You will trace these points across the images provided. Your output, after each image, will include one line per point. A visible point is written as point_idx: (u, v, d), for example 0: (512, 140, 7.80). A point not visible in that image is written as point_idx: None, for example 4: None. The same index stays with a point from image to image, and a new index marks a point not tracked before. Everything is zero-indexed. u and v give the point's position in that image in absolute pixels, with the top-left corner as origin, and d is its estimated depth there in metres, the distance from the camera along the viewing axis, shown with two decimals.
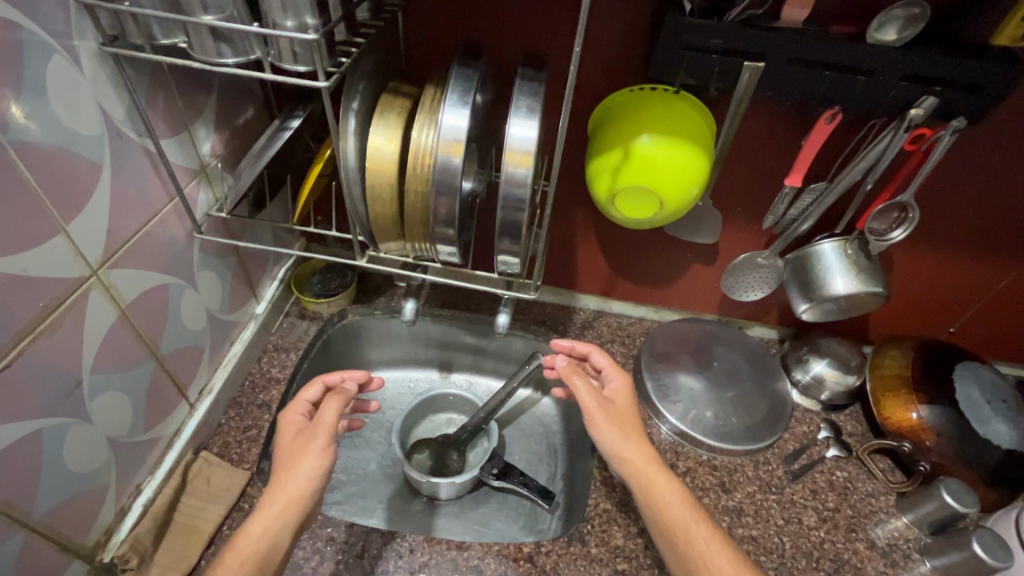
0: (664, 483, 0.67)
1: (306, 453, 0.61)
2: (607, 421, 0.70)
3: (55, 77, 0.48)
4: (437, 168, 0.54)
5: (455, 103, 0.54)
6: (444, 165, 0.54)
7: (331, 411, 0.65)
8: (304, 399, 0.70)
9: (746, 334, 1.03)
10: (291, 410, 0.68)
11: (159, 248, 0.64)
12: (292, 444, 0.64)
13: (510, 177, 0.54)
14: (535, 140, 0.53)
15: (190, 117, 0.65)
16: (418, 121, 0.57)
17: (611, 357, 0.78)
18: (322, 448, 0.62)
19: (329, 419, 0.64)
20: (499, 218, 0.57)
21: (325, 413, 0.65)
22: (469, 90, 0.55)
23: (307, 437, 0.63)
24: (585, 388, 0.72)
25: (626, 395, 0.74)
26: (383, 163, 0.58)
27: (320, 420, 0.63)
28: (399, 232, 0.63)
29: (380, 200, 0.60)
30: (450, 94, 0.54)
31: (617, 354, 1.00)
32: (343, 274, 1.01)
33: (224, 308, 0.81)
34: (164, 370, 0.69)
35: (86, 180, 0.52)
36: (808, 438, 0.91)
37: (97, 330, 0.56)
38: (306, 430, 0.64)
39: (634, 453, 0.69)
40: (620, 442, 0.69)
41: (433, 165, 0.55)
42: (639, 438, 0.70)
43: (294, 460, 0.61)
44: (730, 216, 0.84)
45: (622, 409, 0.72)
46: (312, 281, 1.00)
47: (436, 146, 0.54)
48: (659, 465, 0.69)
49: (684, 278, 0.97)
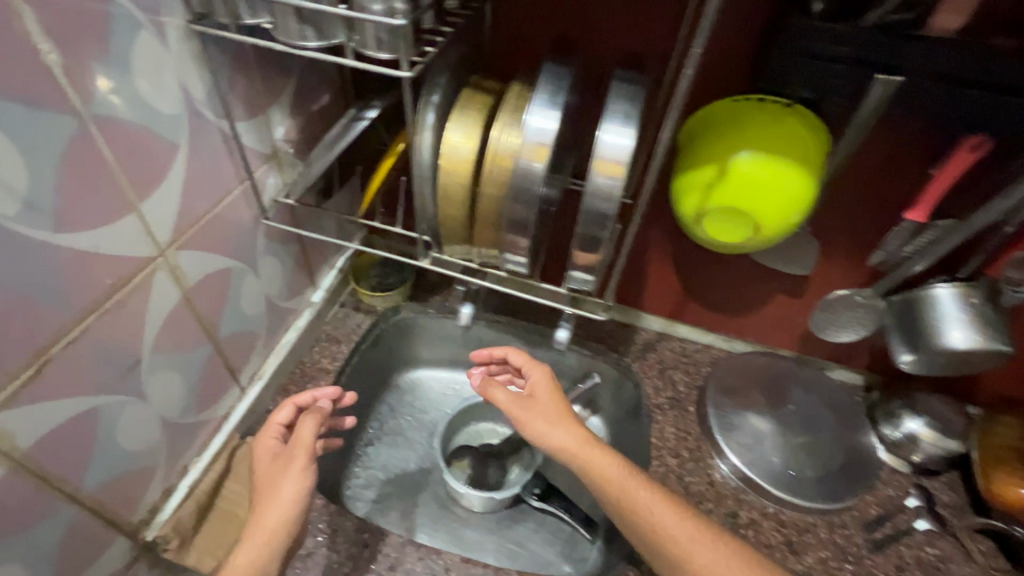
0: (602, 457, 0.65)
1: (286, 476, 0.62)
2: (532, 416, 0.69)
3: (141, 52, 0.47)
4: (518, 173, 0.50)
5: (543, 102, 0.49)
6: (529, 171, 0.50)
7: (306, 428, 0.65)
8: (276, 423, 0.69)
9: (828, 377, 0.92)
10: (267, 435, 0.68)
11: (226, 232, 0.63)
12: (273, 474, 0.64)
13: (597, 189, 0.49)
14: (629, 150, 0.47)
15: (267, 102, 0.64)
16: (499, 121, 0.52)
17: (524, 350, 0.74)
18: (297, 471, 0.62)
19: (302, 437, 0.64)
20: (579, 233, 0.52)
21: (301, 431, 0.65)
22: (562, 87, 0.50)
23: (286, 460, 0.63)
24: (501, 391, 0.71)
25: (546, 385, 0.72)
26: (458, 162, 0.54)
27: (295, 441, 0.64)
28: (467, 235, 0.60)
29: (452, 201, 0.56)
30: (538, 93, 0.49)
31: (680, 383, 0.93)
32: (399, 269, 1.00)
33: (283, 295, 0.81)
34: (219, 353, 0.69)
35: (161, 159, 0.51)
36: (893, 503, 0.80)
37: (159, 310, 0.56)
38: (283, 453, 0.65)
39: (565, 439, 0.66)
40: (549, 431, 0.67)
41: (514, 168, 0.51)
42: (565, 419, 0.68)
43: (269, 501, 0.61)
44: (831, 246, 0.74)
45: (544, 401, 0.70)
46: (369, 273, 0.99)
47: (519, 149, 0.50)
48: (593, 440, 0.66)
49: (763, 308, 0.88)
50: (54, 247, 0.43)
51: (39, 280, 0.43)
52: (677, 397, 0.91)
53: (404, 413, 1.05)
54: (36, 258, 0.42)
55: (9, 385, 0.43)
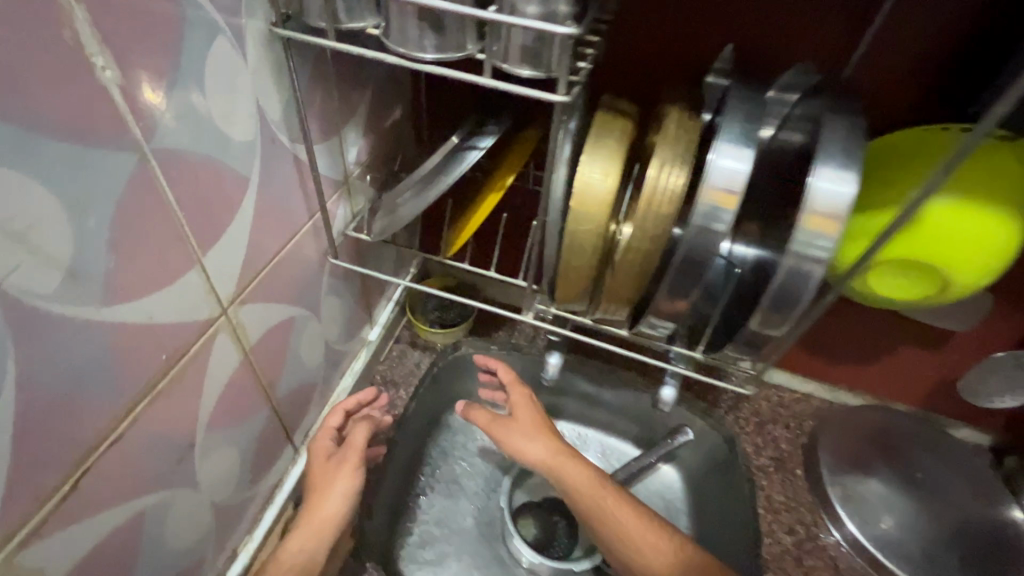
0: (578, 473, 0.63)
1: (340, 478, 0.58)
2: (511, 435, 0.66)
3: (216, 64, 0.36)
4: (692, 229, 0.38)
5: (733, 138, 0.37)
6: (709, 228, 0.38)
7: (360, 434, 0.61)
8: (329, 428, 0.63)
9: (952, 438, 0.81)
10: (319, 438, 0.62)
11: (293, 275, 0.53)
12: (321, 474, 0.59)
13: (799, 250, 0.38)
14: (851, 201, 0.36)
15: (342, 119, 0.54)
16: (658, 156, 0.41)
17: (509, 368, 0.71)
18: (350, 472, 0.58)
19: (356, 442, 0.60)
20: (761, 304, 0.41)
21: (355, 437, 0.60)
22: (759, 116, 0.38)
23: (335, 462, 0.59)
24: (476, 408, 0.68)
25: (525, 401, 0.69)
26: (595, 203, 0.44)
27: (348, 443, 0.60)
28: (589, 290, 0.49)
29: (582, 251, 0.45)
30: (727, 124, 0.37)
31: (782, 441, 0.81)
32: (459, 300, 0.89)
33: (342, 337, 0.70)
34: (276, 415, 0.58)
35: (230, 198, 0.41)
36: None
37: (217, 380, 0.45)
38: (337, 456, 0.60)
39: (544, 455, 0.64)
40: (528, 449, 0.65)
41: (687, 221, 0.38)
42: (541, 434, 0.66)
43: (321, 496, 0.57)
44: (999, 299, 0.63)
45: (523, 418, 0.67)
46: (426, 302, 0.88)
47: (698, 192, 0.38)
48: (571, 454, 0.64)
49: (888, 360, 0.77)
50: (99, 325, 0.33)
51: (83, 370, 0.32)
52: (780, 457, 0.80)
53: (456, 458, 0.94)
54: (77, 342, 0.32)
55: (41, 509, 0.32)
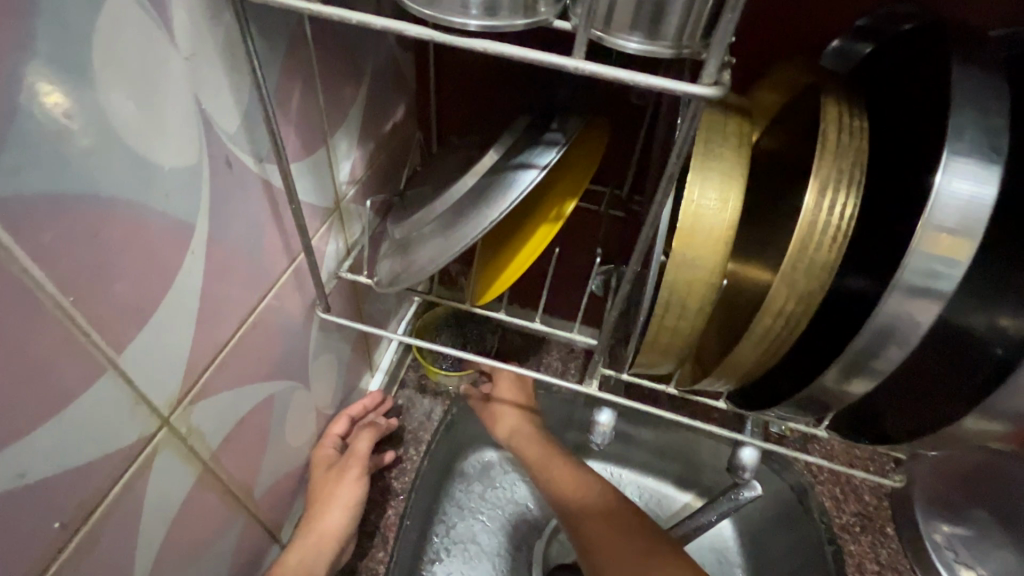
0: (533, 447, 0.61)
1: (340, 492, 0.50)
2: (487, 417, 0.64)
3: (114, 47, 0.22)
4: (899, 295, 0.24)
5: (973, 151, 0.24)
6: (926, 290, 0.24)
7: (364, 441, 0.54)
8: (332, 434, 0.54)
9: None
10: (320, 444, 0.53)
11: (270, 343, 0.38)
12: (321, 487, 0.51)
13: None
14: None
15: (330, 125, 0.39)
16: (817, 175, 0.27)
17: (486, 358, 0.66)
18: (354, 484, 0.51)
19: (361, 451, 0.53)
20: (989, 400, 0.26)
21: (360, 445, 0.53)
22: (997, 110, 0.24)
23: (337, 471, 0.52)
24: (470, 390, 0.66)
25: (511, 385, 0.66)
26: (708, 243, 0.30)
27: (352, 452, 0.52)
28: (683, 357, 0.36)
29: (684, 311, 0.32)
30: (958, 126, 0.24)
31: (867, 494, 0.68)
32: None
33: (337, 396, 0.56)
34: (255, 521, 0.44)
35: (161, 257, 0.26)
36: None
37: (160, 517, 0.31)
38: (338, 466, 0.52)
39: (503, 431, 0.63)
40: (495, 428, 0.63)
41: (891, 283, 0.24)
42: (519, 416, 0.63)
43: (323, 507, 0.50)
44: None
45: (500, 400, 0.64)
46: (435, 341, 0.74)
47: (919, 233, 0.24)
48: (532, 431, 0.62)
49: None
50: None
51: None
52: (866, 513, 0.67)
53: (477, 516, 0.69)
54: None
55: None
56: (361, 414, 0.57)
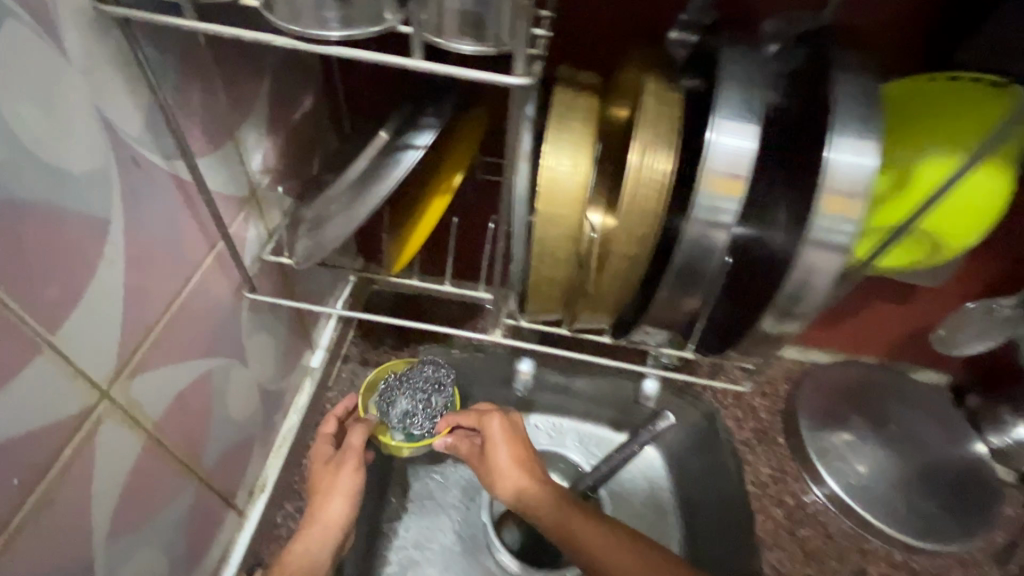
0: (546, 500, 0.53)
1: (338, 482, 0.54)
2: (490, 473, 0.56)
3: (12, 68, 0.25)
4: (694, 229, 0.31)
5: (740, 112, 0.30)
6: (714, 224, 0.31)
7: (358, 435, 0.56)
8: (325, 433, 0.58)
9: (917, 382, 0.81)
10: (319, 443, 0.58)
11: (200, 323, 0.42)
12: (322, 478, 0.54)
13: (819, 242, 0.31)
14: (874, 176, 0.30)
15: (236, 120, 0.42)
16: (639, 139, 0.34)
17: (469, 409, 0.59)
18: (352, 474, 0.54)
19: (355, 442, 0.55)
20: (774, 304, 0.34)
21: (352, 437, 0.56)
22: (756, 79, 0.31)
23: (334, 465, 0.55)
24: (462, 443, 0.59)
25: (503, 436, 0.57)
26: (567, 203, 0.36)
27: (346, 446, 0.55)
28: (563, 302, 0.42)
29: (554, 261, 0.38)
30: (727, 95, 0.31)
31: (761, 410, 0.79)
32: (440, 388, 0.63)
33: (277, 373, 0.60)
34: (207, 488, 0.48)
35: (82, 249, 0.30)
36: (1017, 524, 0.71)
37: (113, 480, 0.35)
38: (335, 458, 0.56)
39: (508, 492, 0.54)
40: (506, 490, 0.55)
41: (687, 218, 0.32)
42: (525, 473, 0.55)
43: (324, 497, 0.53)
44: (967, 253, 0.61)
45: (495, 455, 0.56)
46: (392, 405, 0.61)
47: (697, 181, 0.31)
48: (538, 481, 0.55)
49: (860, 317, 0.75)
50: None
51: None
52: (762, 428, 0.78)
53: (430, 474, 0.75)
54: None
55: None
56: (348, 415, 0.62)
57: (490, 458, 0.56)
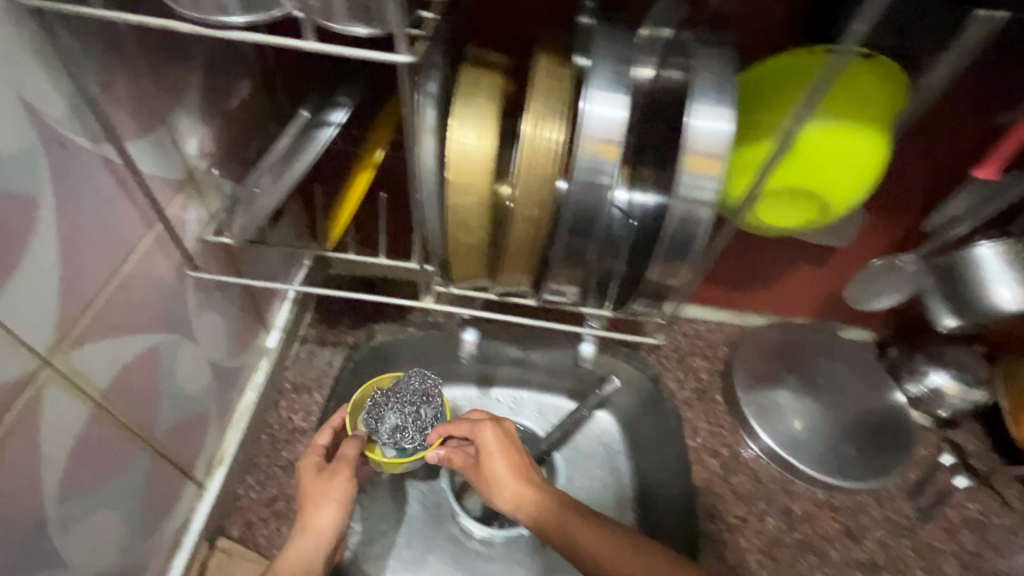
0: (544, 507, 0.57)
1: (331, 493, 0.54)
2: (488, 484, 0.59)
3: None
4: (577, 189, 0.36)
5: (611, 85, 0.34)
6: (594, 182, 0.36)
7: (350, 447, 0.57)
8: (318, 443, 0.59)
9: (845, 339, 0.87)
10: (310, 453, 0.58)
11: (144, 301, 0.45)
12: (313, 488, 0.55)
13: (685, 196, 0.36)
14: (729, 138, 0.34)
15: (167, 108, 0.45)
16: (532, 111, 0.37)
17: (459, 420, 0.61)
18: (344, 485, 0.55)
19: (347, 454, 0.56)
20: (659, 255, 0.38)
21: (346, 448, 0.57)
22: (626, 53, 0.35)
23: (326, 475, 0.56)
24: (456, 454, 0.62)
25: (496, 448, 0.60)
26: (475, 173, 0.40)
27: (339, 457, 0.56)
28: (483, 267, 0.46)
29: (468, 227, 0.42)
30: (598, 70, 0.35)
31: (702, 371, 0.85)
32: (429, 401, 0.64)
33: (230, 352, 0.63)
34: (162, 457, 0.51)
35: (14, 226, 0.32)
36: (930, 463, 0.78)
37: (62, 443, 0.38)
38: (327, 468, 0.56)
39: (505, 500, 0.58)
40: (504, 500, 0.58)
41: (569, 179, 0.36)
42: (518, 479, 0.58)
43: (315, 507, 0.54)
44: (872, 214, 0.67)
45: (489, 465, 0.59)
46: (381, 421, 0.61)
47: (575, 147, 0.35)
48: (535, 489, 0.58)
49: (787, 280, 0.81)
50: None
51: None
52: (701, 388, 0.83)
53: None
54: None
55: None
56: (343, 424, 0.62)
57: (485, 467, 0.59)
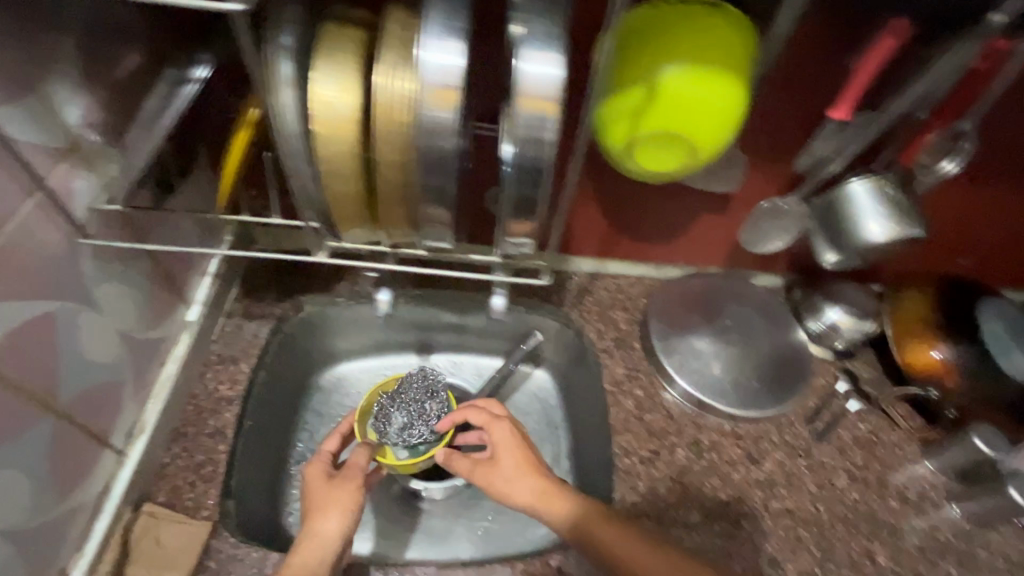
0: (565, 506, 0.61)
1: (341, 498, 0.58)
2: (506, 483, 0.63)
3: None
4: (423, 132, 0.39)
5: (445, 30, 0.37)
6: (438, 125, 0.39)
7: (360, 455, 0.63)
8: (325, 452, 0.64)
9: (754, 286, 0.93)
10: (315, 461, 0.62)
11: (28, 268, 0.46)
12: (322, 494, 0.59)
13: (526, 135, 0.39)
14: (557, 80, 0.37)
15: (38, 73, 0.45)
16: (380, 60, 0.40)
17: (478, 412, 0.67)
18: (353, 491, 0.59)
19: (359, 461, 0.61)
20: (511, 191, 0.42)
21: (356, 456, 0.62)
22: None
23: (336, 482, 0.60)
24: (461, 458, 0.66)
25: (508, 446, 0.65)
26: (339, 123, 0.42)
27: (350, 464, 0.61)
28: (364, 215, 0.48)
29: (340, 176, 0.44)
30: (428, 16, 0.38)
31: (621, 321, 0.89)
32: (434, 395, 0.70)
33: (143, 324, 0.64)
34: (68, 424, 0.53)
35: None
36: (828, 391, 0.84)
37: None
38: (338, 475, 0.61)
39: (526, 495, 0.62)
40: (525, 498, 0.62)
41: (416, 125, 0.39)
42: (529, 473, 0.63)
43: (323, 512, 0.57)
44: (755, 159, 0.72)
45: (505, 461, 0.64)
46: (389, 422, 0.68)
47: (418, 94, 0.38)
48: (557, 490, 0.62)
49: (693, 231, 0.86)
50: None
51: None
52: (621, 337, 0.87)
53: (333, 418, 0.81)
54: None
55: None
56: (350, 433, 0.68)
57: (499, 464, 0.64)
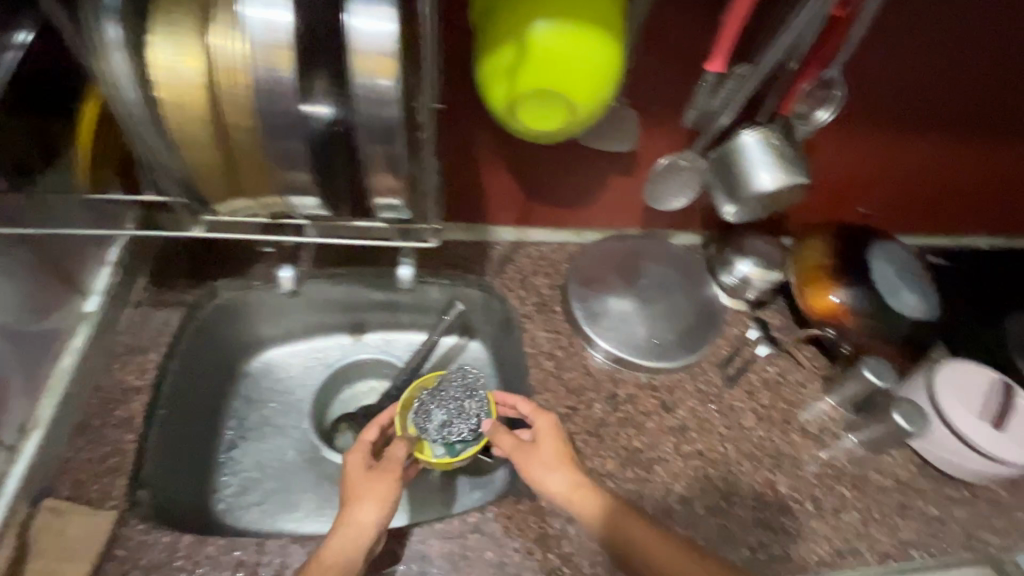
0: (592, 505, 0.64)
1: (380, 488, 0.62)
2: (543, 472, 0.66)
3: None
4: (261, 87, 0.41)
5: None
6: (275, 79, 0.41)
7: (399, 448, 0.66)
8: (366, 441, 0.67)
9: (672, 244, 0.95)
10: (356, 452, 0.65)
11: None
12: (363, 485, 0.62)
13: (366, 91, 0.42)
14: (393, 34, 0.40)
15: None
16: (214, 21, 0.41)
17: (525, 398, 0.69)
18: (390, 484, 0.62)
19: (398, 455, 0.65)
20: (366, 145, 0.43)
21: (396, 450, 0.66)
22: None
23: (376, 474, 0.63)
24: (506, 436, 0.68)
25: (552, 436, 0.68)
26: (181, 87, 0.41)
27: (391, 457, 0.64)
28: (232, 186, 0.48)
29: (193, 143, 0.44)
30: None
31: (543, 287, 0.89)
32: (472, 394, 0.71)
33: (25, 316, 0.64)
34: None
35: None
36: (740, 339, 0.89)
37: None
38: (378, 466, 0.64)
39: (560, 484, 0.65)
40: (562, 490, 0.65)
41: (252, 83, 0.41)
42: (564, 465, 0.66)
43: (359, 503, 0.60)
44: (649, 115, 0.74)
45: (546, 448, 0.67)
46: (429, 418, 0.70)
47: (252, 54, 0.40)
48: (590, 487, 0.65)
49: (605, 194, 0.88)
50: None
51: None
52: (542, 301, 0.88)
53: (262, 403, 0.81)
54: None
55: None
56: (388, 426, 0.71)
57: (541, 450, 0.67)
